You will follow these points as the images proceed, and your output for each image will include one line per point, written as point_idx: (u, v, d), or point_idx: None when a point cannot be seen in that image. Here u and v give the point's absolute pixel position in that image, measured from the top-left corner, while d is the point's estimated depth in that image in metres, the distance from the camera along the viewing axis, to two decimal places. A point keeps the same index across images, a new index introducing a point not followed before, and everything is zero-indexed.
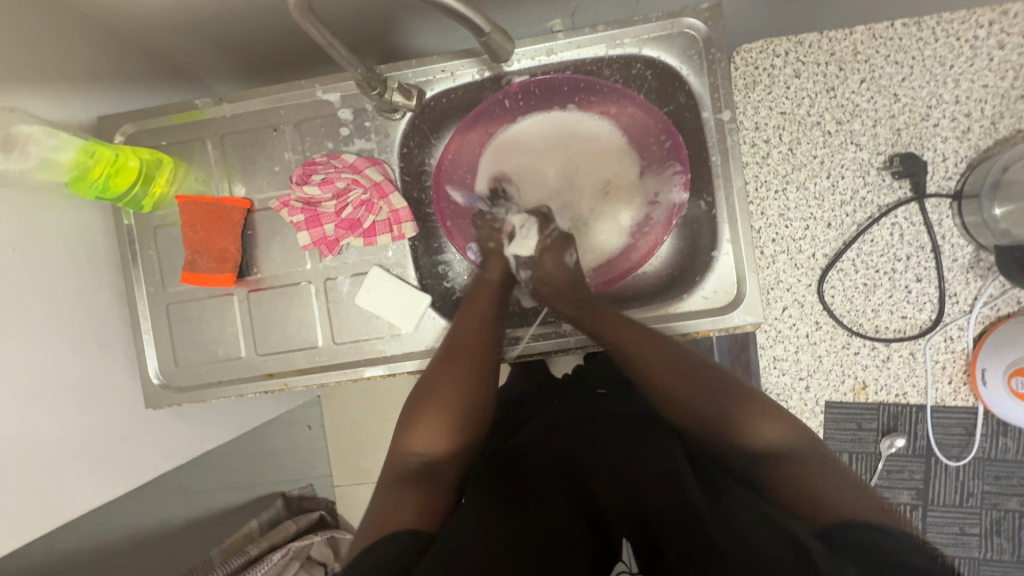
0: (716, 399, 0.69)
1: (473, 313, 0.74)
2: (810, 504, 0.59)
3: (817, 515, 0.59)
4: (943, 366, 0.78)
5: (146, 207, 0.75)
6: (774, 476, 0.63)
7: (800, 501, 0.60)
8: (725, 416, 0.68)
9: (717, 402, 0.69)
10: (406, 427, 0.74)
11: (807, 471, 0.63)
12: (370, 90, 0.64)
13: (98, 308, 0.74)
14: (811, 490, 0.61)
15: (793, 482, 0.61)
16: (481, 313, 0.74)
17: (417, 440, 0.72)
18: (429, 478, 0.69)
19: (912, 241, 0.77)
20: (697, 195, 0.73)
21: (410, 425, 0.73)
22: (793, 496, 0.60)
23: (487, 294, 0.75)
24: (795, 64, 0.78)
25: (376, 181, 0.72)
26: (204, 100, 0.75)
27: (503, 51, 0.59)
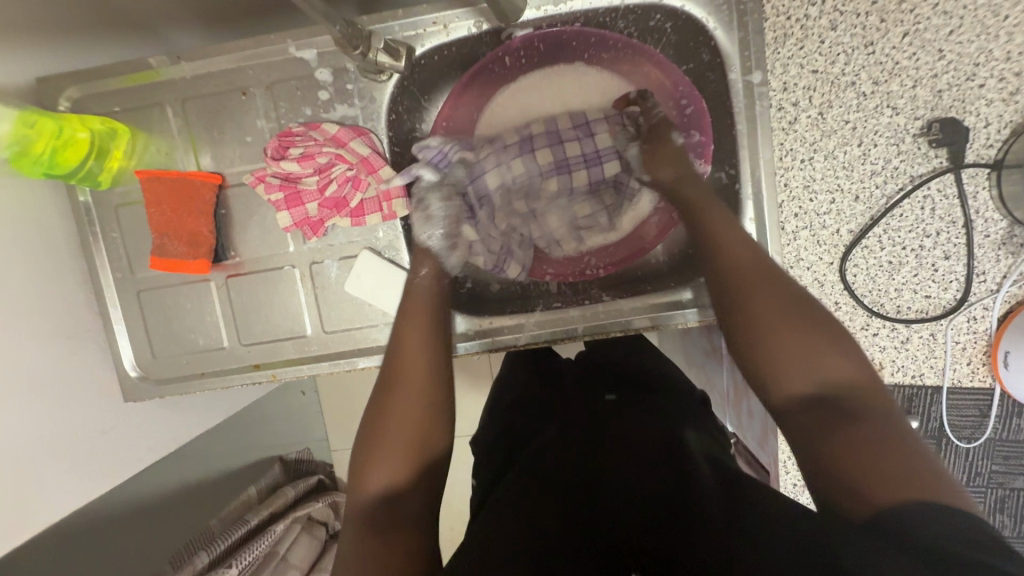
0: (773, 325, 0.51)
1: (410, 326, 0.60)
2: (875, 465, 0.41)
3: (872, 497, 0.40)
4: (963, 347, 0.75)
5: (105, 183, 0.67)
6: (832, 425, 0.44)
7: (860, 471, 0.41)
8: (774, 347, 0.50)
9: (770, 328, 0.51)
10: (358, 461, 0.55)
11: (891, 432, 0.43)
12: (351, 50, 0.55)
13: (60, 299, 0.67)
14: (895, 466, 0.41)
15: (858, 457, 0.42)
16: (418, 326, 0.60)
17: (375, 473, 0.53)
18: (382, 507, 0.51)
19: (943, 215, 0.72)
20: (718, 167, 0.67)
21: (362, 449, 0.55)
22: (863, 466, 0.41)
23: (420, 311, 0.62)
24: (832, 14, 0.69)
25: (363, 156, 0.63)
26: (159, 58, 0.65)
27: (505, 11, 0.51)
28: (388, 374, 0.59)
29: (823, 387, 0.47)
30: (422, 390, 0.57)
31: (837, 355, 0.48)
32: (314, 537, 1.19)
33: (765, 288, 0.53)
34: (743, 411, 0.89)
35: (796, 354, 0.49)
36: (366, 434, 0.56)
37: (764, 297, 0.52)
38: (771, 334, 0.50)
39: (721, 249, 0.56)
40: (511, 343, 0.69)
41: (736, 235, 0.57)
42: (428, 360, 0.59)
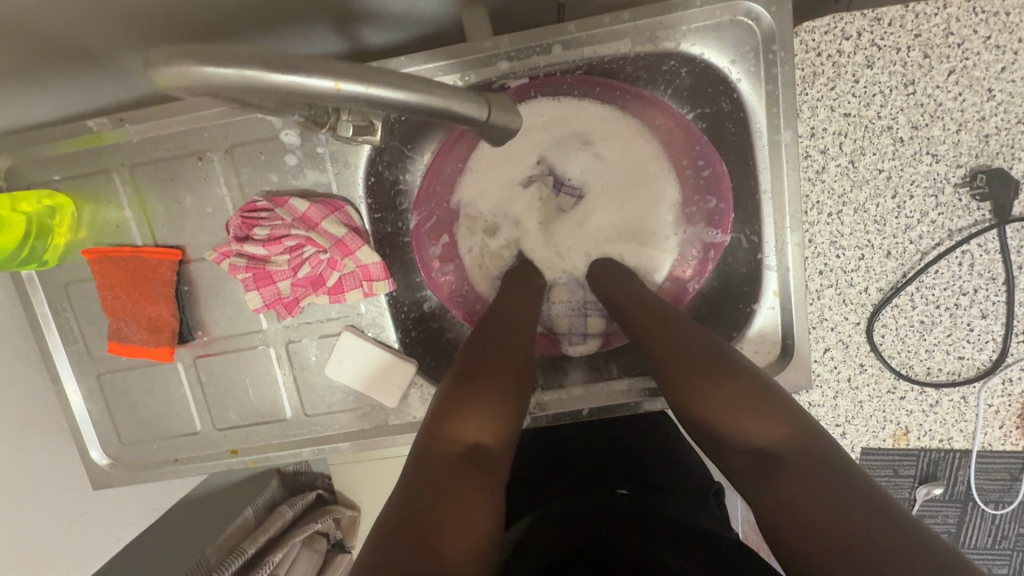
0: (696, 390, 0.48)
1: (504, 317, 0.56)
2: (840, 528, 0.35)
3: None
4: (995, 410, 0.69)
5: (51, 261, 0.60)
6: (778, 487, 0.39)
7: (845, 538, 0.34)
8: (716, 399, 0.46)
9: (706, 376, 0.47)
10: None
11: (839, 483, 0.37)
12: (317, 128, 0.46)
13: (12, 392, 0.61)
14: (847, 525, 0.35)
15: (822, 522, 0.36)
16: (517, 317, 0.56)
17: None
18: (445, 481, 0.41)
19: (982, 272, 0.65)
20: (738, 231, 0.59)
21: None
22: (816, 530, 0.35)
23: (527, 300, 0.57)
24: (868, 50, 0.60)
25: (338, 237, 0.56)
26: (99, 121, 0.57)
27: (507, 132, 0.42)
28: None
29: (757, 446, 0.43)
30: (503, 384, 0.50)
31: (763, 411, 0.44)
32: None
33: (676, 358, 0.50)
34: None
35: (716, 416, 0.46)
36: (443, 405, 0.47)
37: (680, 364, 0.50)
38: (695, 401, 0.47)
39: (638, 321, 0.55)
40: None
41: (633, 298, 0.56)
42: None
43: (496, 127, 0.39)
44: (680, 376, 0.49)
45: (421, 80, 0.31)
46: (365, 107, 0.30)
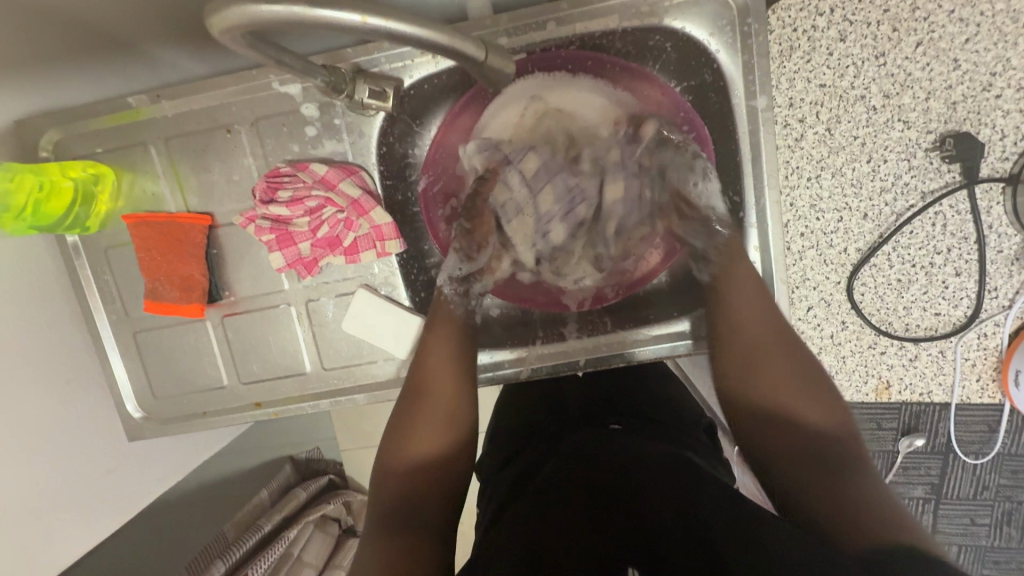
0: (767, 374, 0.56)
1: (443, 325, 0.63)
2: (867, 523, 0.44)
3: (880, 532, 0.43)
4: (973, 364, 0.73)
5: (92, 227, 0.66)
6: (814, 473, 0.49)
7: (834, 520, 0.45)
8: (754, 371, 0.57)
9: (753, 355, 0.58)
10: (389, 447, 0.58)
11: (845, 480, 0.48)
12: (336, 94, 0.53)
13: (59, 346, 0.67)
14: (895, 516, 0.44)
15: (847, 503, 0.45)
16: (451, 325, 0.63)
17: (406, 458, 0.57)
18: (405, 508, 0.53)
19: (955, 231, 0.69)
20: (721, 192, 0.64)
21: (392, 443, 0.58)
22: (873, 505, 0.45)
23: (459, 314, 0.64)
24: (841, 24, 0.65)
25: (353, 198, 0.62)
26: (138, 97, 0.63)
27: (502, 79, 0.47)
28: (414, 381, 0.61)
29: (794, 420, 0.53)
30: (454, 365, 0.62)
31: (807, 394, 0.55)
32: (328, 534, 1.27)
33: (782, 348, 0.58)
34: None
35: (771, 386, 0.56)
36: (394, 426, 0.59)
37: (785, 350, 0.58)
38: (773, 383, 0.56)
39: (730, 305, 0.60)
40: (512, 377, 0.69)
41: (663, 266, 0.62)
42: (452, 370, 0.61)
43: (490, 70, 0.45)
44: (760, 362, 0.57)
45: (428, 20, 0.37)
46: (383, 40, 0.35)
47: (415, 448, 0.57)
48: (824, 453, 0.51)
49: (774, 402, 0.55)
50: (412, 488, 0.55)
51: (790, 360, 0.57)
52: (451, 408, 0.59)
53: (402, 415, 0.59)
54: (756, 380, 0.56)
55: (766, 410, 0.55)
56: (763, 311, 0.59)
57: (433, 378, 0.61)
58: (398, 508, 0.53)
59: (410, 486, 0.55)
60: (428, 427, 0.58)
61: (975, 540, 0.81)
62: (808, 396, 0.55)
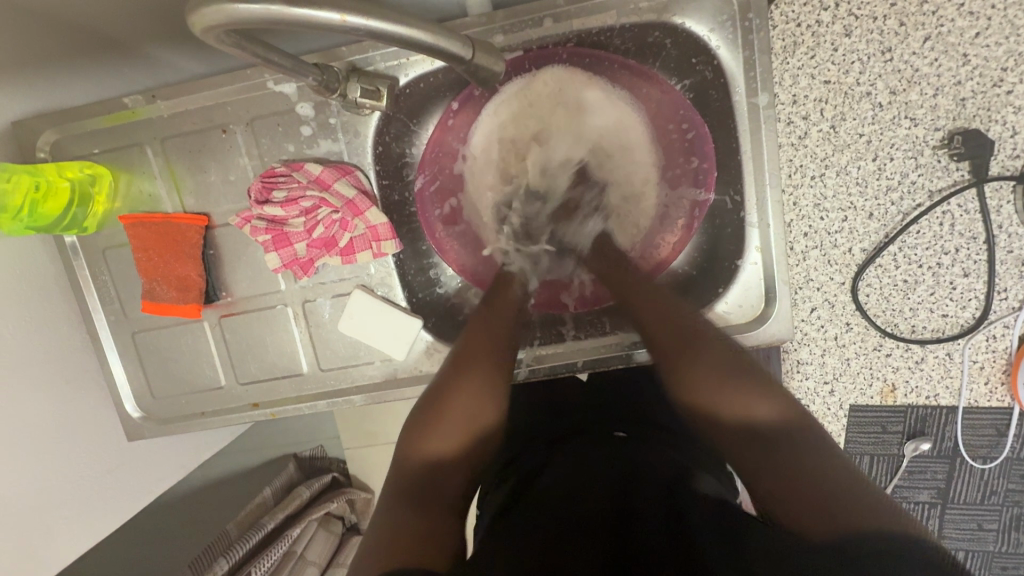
0: (699, 378, 0.57)
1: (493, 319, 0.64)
2: (818, 510, 0.45)
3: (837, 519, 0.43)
4: (981, 366, 0.72)
5: (90, 228, 0.66)
6: (763, 467, 0.49)
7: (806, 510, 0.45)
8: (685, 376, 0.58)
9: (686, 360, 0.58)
10: (411, 433, 0.59)
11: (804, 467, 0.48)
12: (329, 94, 0.53)
13: (58, 346, 0.67)
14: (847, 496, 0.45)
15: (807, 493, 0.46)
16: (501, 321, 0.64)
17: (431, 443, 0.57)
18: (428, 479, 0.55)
19: (963, 231, 0.68)
20: (722, 191, 0.63)
21: (416, 429, 0.59)
22: (819, 490, 0.46)
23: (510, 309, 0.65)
24: (846, 19, 0.64)
25: (349, 198, 0.62)
26: (134, 98, 0.63)
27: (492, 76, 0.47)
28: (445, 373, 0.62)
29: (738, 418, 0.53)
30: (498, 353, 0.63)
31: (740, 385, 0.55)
32: (330, 533, 1.27)
33: (707, 351, 0.58)
34: None
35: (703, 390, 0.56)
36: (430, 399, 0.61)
37: (708, 352, 0.58)
38: (707, 387, 0.56)
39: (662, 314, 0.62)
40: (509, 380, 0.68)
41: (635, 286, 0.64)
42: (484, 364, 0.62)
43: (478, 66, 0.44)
44: (690, 369, 0.58)
45: (412, 16, 0.36)
46: (365, 38, 0.35)
47: (439, 435, 0.58)
48: (763, 444, 0.51)
49: (714, 405, 0.55)
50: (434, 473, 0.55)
51: (722, 361, 0.57)
52: (482, 399, 0.60)
53: (428, 404, 0.60)
54: (693, 385, 0.57)
55: (704, 410, 0.55)
56: (678, 316, 0.61)
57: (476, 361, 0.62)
58: (418, 487, 0.54)
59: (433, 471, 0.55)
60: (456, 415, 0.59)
61: (983, 546, 0.79)
62: (745, 390, 0.54)
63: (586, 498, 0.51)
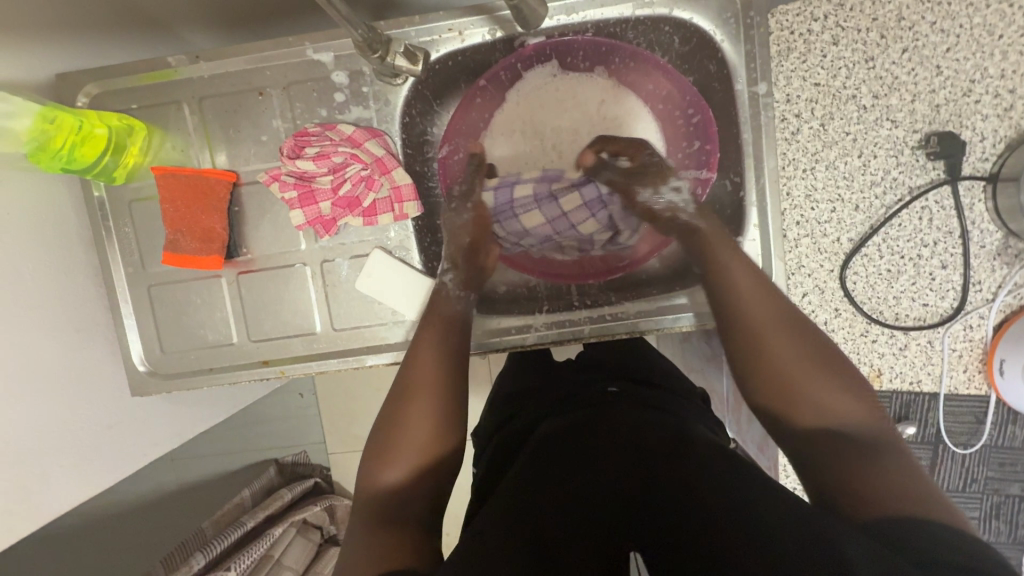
0: (783, 372, 0.54)
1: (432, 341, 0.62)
2: (869, 491, 0.44)
3: (879, 500, 0.43)
4: (960, 355, 0.76)
5: (117, 179, 0.68)
6: (838, 461, 0.47)
7: (867, 485, 0.45)
8: (785, 376, 0.54)
9: (783, 354, 0.55)
10: (375, 460, 0.56)
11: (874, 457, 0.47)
12: (371, 53, 0.57)
13: (73, 293, 0.68)
14: (904, 484, 0.44)
15: (867, 481, 0.45)
16: (440, 340, 0.63)
17: (394, 464, 0.55)
18: (396, 498, 0.53)
19: (940, 226, 0.74)
20: (723, 175, 0.68)
21: (374, 455, 0.56)
22: (890, 484, 0.44)
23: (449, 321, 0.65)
24: (834, 29, 0.71)
25: (377, 157, 0.66)
26: (177, 58, 0.66)
27: (534, 15, 0.54)
28: (404, 379, 0.60)
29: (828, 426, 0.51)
30: (439, 361, 0.61)
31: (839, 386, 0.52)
32: (309, 541, 1.20)
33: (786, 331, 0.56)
34: (743, 416, 0.90)
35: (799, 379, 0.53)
36: (379, 433, 0.58)
37: (790, 342, 0.56)
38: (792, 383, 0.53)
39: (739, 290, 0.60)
40: (519, 344, 0.71)
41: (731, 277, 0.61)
42: (450, 369, 0.61)
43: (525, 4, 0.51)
44: (775, 357, 0.55)
45: None
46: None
47: (404, 455, 0.55)
48: (837, 439, 0.49)
49: (797, 394, 0.53)
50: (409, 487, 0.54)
51: (807, 350, 0.55)
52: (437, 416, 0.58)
53: (389, 425, 0.57)
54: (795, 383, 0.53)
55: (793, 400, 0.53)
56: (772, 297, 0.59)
57: (422, 374, 0.60)
58: (390, 509, 0.52)
59: (403, 492, 0.53)
60: (422, 433, 0.56)
61: None
62: (825, 379, 0.53)
63: (593, 488, 0.52)
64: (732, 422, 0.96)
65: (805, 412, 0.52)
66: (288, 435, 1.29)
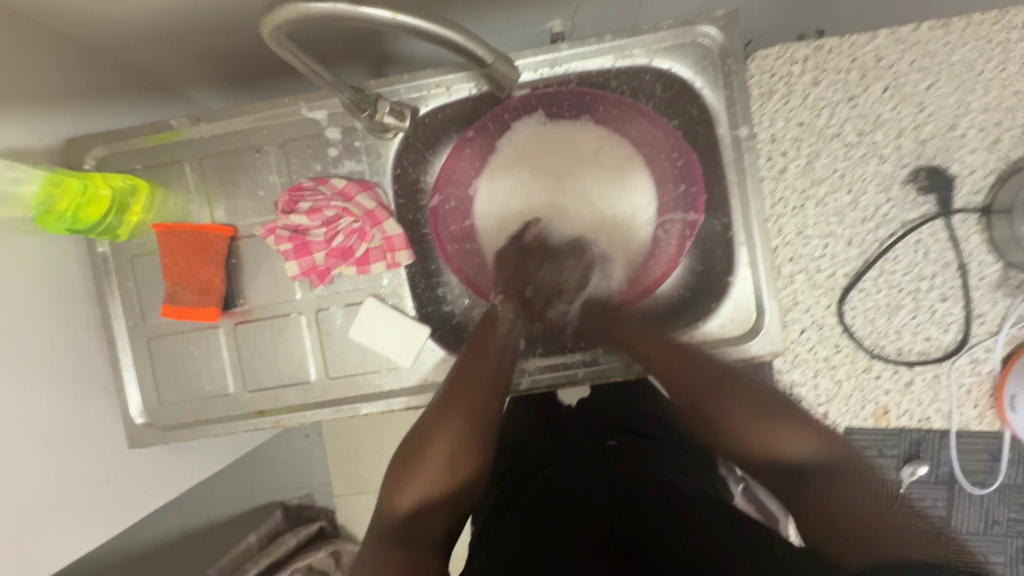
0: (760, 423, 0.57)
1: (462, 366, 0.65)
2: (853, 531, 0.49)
3: (861, 538, 0.48)
4: (968, 390, 0.74)
5: (121, 236, 0.70)
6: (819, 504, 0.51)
7: (849, 531, 0.49)
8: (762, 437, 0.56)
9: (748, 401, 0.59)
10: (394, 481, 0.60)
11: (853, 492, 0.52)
12: (360, 112, 0.59)
13: (76, 347, 0.69)
14: (880, 515, 0.49)
15: (842, 520, 0.50)
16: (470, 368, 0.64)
17: (410, 492, 0.58)
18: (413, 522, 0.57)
19: (936, 259, 0.73)
20: (712, 215, 0.68)
21: (395, 480, 0.60)
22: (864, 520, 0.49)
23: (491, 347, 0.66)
24: (814, 71, 0.73)
25: (368, 209, 0.67)
26: (180, 120, 0.70)
27: (506, 80, 0.54)
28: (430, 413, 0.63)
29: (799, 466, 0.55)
30: (463, 400, 0.63)
31: (807, 431, 0.56)
32: None
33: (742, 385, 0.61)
34: None
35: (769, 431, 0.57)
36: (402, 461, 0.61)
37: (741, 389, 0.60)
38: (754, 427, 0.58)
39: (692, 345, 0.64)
40: (514, 389, 0.70)
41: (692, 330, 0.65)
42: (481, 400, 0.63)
43: (496, 71, 0.52)
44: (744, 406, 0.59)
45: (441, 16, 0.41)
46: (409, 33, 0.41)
47: (421, 483, 0.59)
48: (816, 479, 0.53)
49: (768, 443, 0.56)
50: (412, 525, 0.56)
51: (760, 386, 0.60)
52: (455, 452, 0.61)
53: (413, 452, 0.61)
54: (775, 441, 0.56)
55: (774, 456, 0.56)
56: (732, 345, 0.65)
57: (449, 403, 0.63)
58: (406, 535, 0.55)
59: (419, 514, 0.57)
60: (443, 462, 0.60)
61: None
62: (782, 426, 0.57)
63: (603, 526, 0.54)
64: None
65: (773, 457, 0.56)
66: (291, 479, 1.28)
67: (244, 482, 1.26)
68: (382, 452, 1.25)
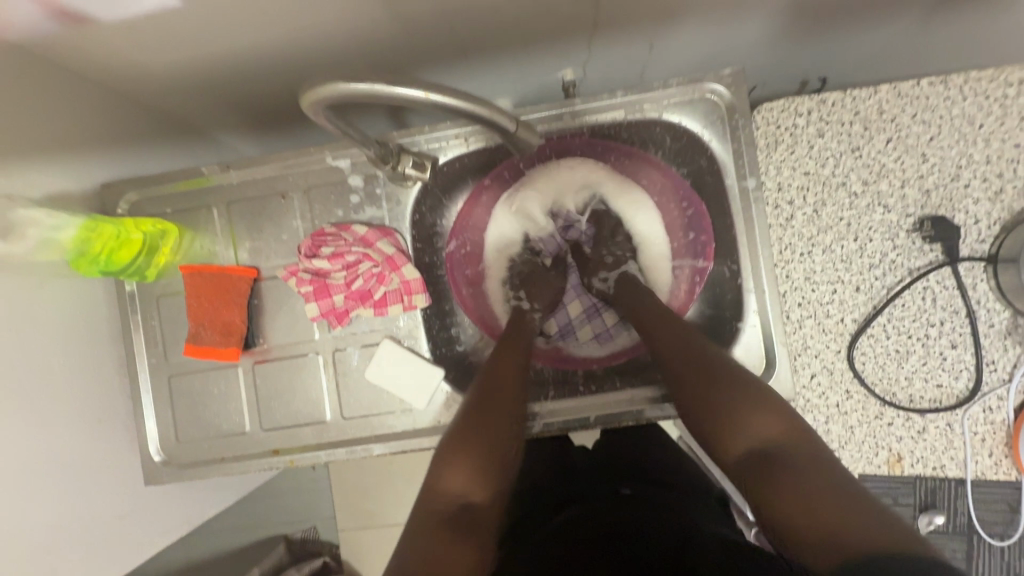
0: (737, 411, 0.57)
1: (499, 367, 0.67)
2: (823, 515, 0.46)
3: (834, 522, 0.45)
4: (983, 438, 0.74)
5: (149, 276, 0.73)
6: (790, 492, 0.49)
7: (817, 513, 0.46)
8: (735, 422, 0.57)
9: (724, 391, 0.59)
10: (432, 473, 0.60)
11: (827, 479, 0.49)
12: (383, 164, 0.63)
13: (98, 384, 0.71)
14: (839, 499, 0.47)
15: (811, 502, 0.47)
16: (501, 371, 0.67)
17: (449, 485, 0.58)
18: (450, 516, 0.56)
19: (945, 306, 0.74)
20: (721, 262, 0.70)
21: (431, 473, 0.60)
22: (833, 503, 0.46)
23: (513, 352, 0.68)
24: (818, 123, 0.75)
25: (388, 255, 0.70)
26: (210, 166, 0.73)
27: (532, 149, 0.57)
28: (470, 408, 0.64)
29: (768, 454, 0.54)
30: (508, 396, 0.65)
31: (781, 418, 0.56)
32: None
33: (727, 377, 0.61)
34: None
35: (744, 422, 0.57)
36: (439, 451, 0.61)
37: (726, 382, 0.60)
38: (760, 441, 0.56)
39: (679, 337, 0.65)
40: (526, 434, 0.70)
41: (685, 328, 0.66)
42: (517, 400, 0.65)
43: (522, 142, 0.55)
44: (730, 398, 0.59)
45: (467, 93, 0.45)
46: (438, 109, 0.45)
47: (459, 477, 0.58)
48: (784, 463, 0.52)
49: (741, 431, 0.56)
50: (451, 516, 0.56)
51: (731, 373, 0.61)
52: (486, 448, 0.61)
53: (448, 442, 0.62)
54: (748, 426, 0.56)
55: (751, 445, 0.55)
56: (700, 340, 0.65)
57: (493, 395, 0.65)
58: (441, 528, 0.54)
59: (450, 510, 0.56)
60: (477, 456, 0.60)
61: None
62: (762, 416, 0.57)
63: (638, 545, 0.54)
64: (752, 504, 0.92)
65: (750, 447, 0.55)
66: (297, 512, 1.27)
67: (249, 514, 1.26)
68: (390, 486, 1.25)
